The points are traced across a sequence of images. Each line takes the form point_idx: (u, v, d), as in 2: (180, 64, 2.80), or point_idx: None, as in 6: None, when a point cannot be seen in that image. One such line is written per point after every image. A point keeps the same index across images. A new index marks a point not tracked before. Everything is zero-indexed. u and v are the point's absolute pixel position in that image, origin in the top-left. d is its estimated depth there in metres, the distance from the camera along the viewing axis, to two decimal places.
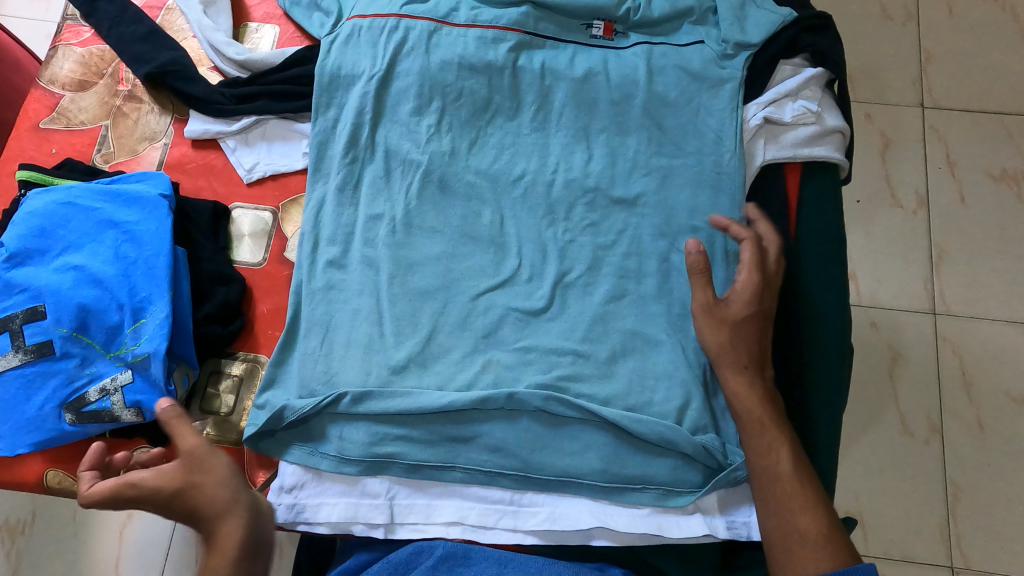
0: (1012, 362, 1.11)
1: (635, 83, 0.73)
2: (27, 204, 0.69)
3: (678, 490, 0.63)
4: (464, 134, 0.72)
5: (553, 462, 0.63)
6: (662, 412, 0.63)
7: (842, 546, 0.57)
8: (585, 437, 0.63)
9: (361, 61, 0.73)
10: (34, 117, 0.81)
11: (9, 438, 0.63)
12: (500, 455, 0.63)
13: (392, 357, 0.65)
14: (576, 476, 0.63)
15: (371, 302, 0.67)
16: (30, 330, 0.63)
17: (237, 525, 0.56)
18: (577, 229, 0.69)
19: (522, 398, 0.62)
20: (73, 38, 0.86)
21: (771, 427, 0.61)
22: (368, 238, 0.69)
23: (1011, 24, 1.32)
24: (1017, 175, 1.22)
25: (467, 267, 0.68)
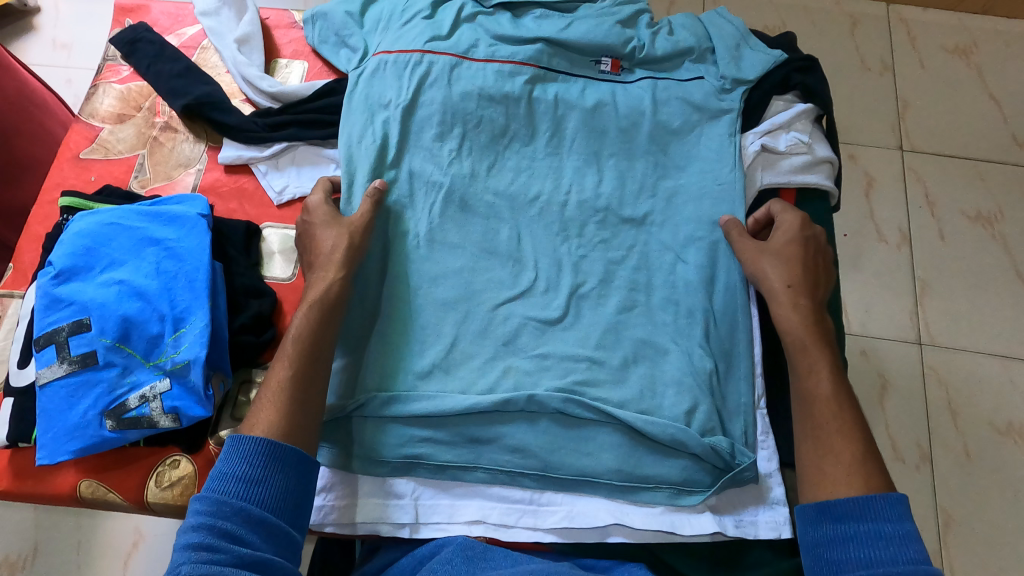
0: (995, 393, 1.16)
1: (641, 113, 0.79)
2: (72, 226, 0.74)
3: (690, 490, 0.66)
4: (483, 158, 0.77)
5: (572, 462, 0.66)
6: (672, 416, 0.67)
7: (875, 475, 0.58)
8: (600, 437, 0.67)
9: (387, 92, 0.79)
10: (75, 148, 0.87)
11: (51, 446, 0.65)
12: (519, 456, 0.66)
13: (416, 365, 0.69)
14: (592, 477, 0.66)
15: (399, 306, 0.71)
16: (76, 341, 0.67)
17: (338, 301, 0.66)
18: (588, 246, 0.74)
19: (542, 400, 0.66)
20: (113, 76, 0.92)
21: (813, 351, 0.65)
22: (395, 253, 0.73)
23: (976, 79, 1.42)
24: (990, 216, 1.29)
25: (487, 279, 0.72)
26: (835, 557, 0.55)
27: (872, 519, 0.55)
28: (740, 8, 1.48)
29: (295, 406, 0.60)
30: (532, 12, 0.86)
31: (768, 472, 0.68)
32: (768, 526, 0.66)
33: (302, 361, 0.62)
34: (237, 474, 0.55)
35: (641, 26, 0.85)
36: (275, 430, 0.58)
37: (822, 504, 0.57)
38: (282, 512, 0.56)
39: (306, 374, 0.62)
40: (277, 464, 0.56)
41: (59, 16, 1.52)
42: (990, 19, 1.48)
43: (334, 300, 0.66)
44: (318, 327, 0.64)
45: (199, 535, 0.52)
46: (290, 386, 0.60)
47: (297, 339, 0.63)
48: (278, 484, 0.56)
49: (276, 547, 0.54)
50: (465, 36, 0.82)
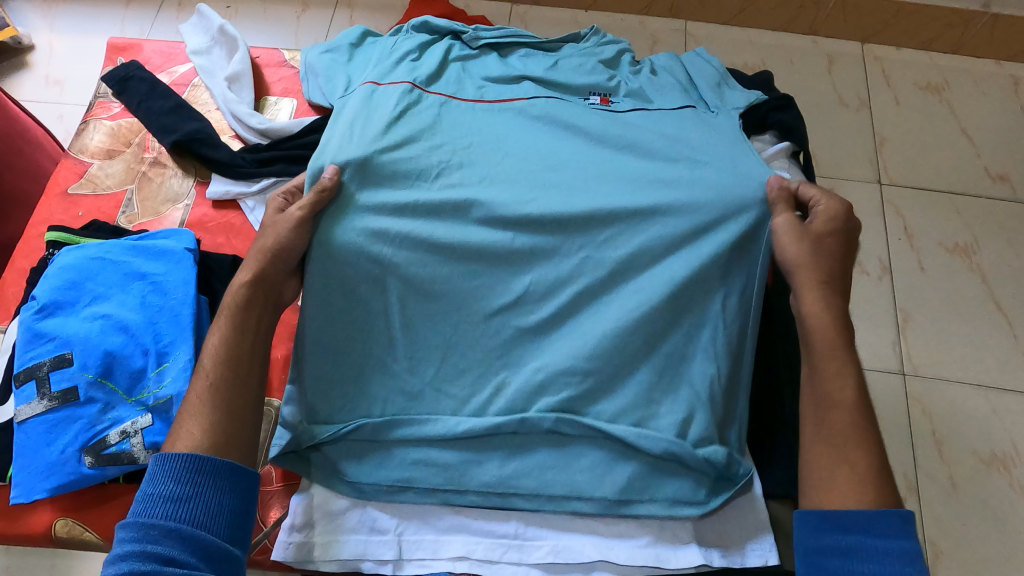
0: (978, 422, 1.17)
1: (619, 128, 0.77)
2: (57, 261, 0.75)
3: (684, 502, 0.64)
4: (473, 172, 0.74)
5: (565, 480, 0.65)
6: (664, 427, 0.64)
7: (874, 488, 0.56)
8: (592, 455, 0.65)
9: (377, 114, 0.76)
10: (64, 183, 0.88)
11: (29, 484, 0.65)
12: (511, 473, 0.65)
13: (406, 384, 0.68)
14: (584, 495, 0.64)
15: (383, 321, 0.69)
16: (57, 376, 0.67)
17: (264, 317, 0.66)
18: (592, 246, 0.70)
19: (534, 422, 0.64)
20: (103, 112, 0.94)
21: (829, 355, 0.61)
22: (378, 268, 0.69)
23: (949, 115, 1.47)
24: (968, 247, 1.32)
25: (476, 288, 0.69)
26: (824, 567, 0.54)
27: (879, 533, 0.53)
28: (720, 48, 1.53)
29: (218, 415, 0.59)
30: (517, 51, 0.90)
31: (752, 498, 0.68)
32: (755, 554, 0.65)
33: (220, 369, 0.61)
34: (165, 494, 0.54)
35: (624, 65, 0.88)
36: (200, 443, 0.57)
37: (826, 513, 0.55)
38: (218, 527, 0.54)
39: (231, 383, 0.61)
40: (207, 478, 0.55)
41: (53, 54, 1.54)
42: (961, 58, 1.53)
43: (246, 313, 0.65)
44: (233, 335, 0.63)
45: (128, 563, 0.51)
46: (212, 399, 0.60)
47: (212, 355, 0.62)
48: (210, 498, 0.54)
49: (214, 565, 0.53)
50: (453, 75, 0.83)
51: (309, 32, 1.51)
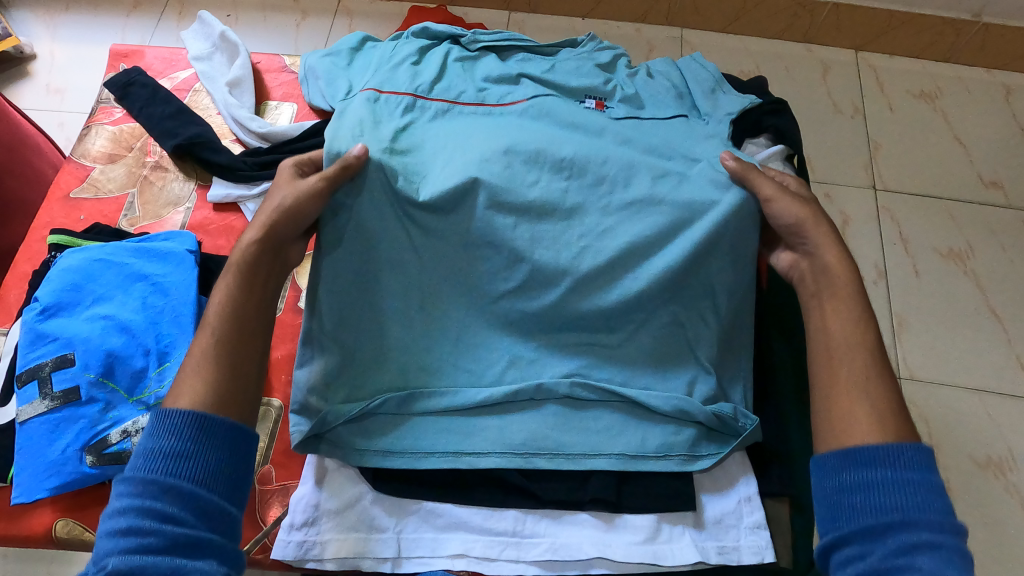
0: (972, 426, 1.17)
1: (616, 133, 0.77)
2: (59, 263, 0.76)
3: (699, 455, 0.67)
4: (493, 158, 0.71)
5: (583, 441, 0.67)
6: (670, 389, 0.68)
7: None
8: (605, 417, 0.68)
9: (385, 122, 0.74)
10: (66, 187, 0.88)
11: (30, 484, 0.65)
12: (532, 436, 0.67)
13: (424, 360, 0.69)
14: (601, 452, 0.66)
15: (401, 301, 0.70)
16: (58, 376, 0.68)
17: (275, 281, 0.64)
18: (593, 234, 0.70)
19: (549, 388, 0.68)
20: (105, 117, 0.95)
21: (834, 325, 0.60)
22: (394, 254, 0.70)
23: (942, 122, 1.48)
24: (962, 253, 1.33)
25: (485, 270, 0.70)
26: (839, 505, 0.51)
27: (894, 465, 0.50)
28: (716, 55, 1.54)
29: (222, 374, 0.56)
30: (516, 54, 0.92)
31: (747, 497, 0.68)
32: (751, 551, 0.65)
33: (226, 326, 0.58)
34: (163, 449, 0.51)
35: (619, 69, 0.89)
36: (202, 400, 0.54)
37: (846, 451, 0.52)
38: (219, 486, 0.52)
39: (236, 342, 0.58)
40: (208, 435, 0.52)
41: (54, 63, 1.56)
42: (954, 66, 1.55)
43: (256, 271, 0.62)
44: (239, 293, 0.60)
45: (126, 517, 0.49)
46: (219, 357, 0.57)
47: (218, 311, 0.59)
48: (210, 456, 0.52)
49: (213, 524, 0.50)
50: (454, 79, 0.84)
51: (308, 40, 1.53)
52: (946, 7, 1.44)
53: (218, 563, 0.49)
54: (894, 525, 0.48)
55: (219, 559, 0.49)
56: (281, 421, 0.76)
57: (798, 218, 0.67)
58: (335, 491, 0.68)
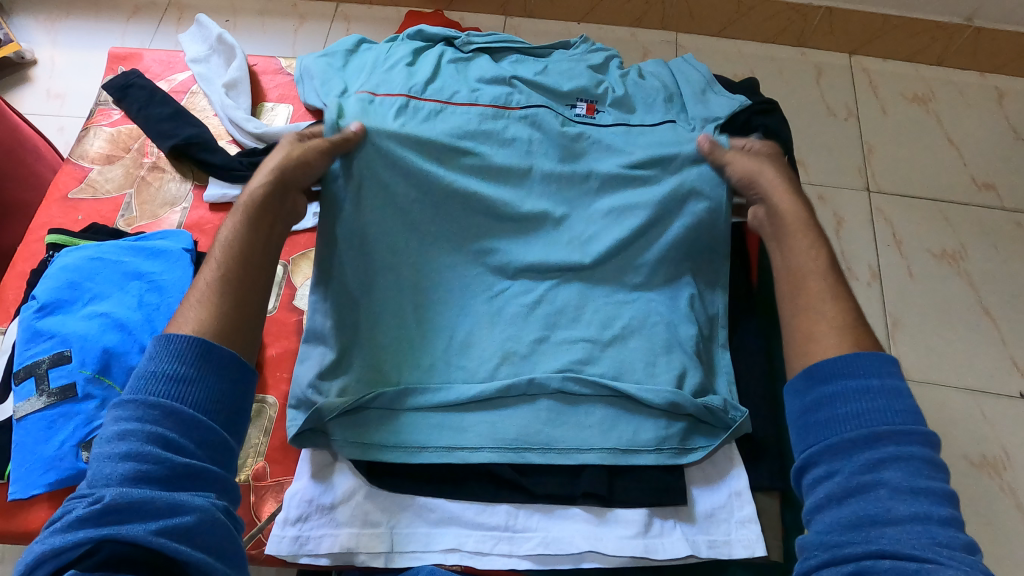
0: (967, 425, 1.17)
1: (603, 141, 0.80)
2: (57, 262, 0.77)
3: (692, 448, 0.67)
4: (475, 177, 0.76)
5: (573, 435, 0.67)
6: (661, 381, 0.68)
7: None
8: (596, 411, 0.69)
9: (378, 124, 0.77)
10: (64, 188, 0.89)
11: (27, 480, 0.66)
12: (523, 430, 0.67)
13: (418, 359, 0.70)
14: (592, 447, 0.67)
15: (399, 301, 0.72)
16: (56, 373, 0.68)
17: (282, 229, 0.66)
18: (582, 243, 0.75)
19: (541, 382, 0.68)
20: (104, 119, 0.97)
21: (807, 295, 0.60)
22: (393, 256, 0.73)
23: (935, 125, 1.49)
24: (955, 254, 1.33)
25: (477, 279, 0.74)
26: (810, 429, 0.52)
27: (856, 375, 0.52)
28: (710, 59, 1.55)
29: (225, 310, 0.57)
30: (509, 56, 0.93)
31: (737, 490, 0.68)
32: (741, 545, 0.66)
33: (229, 264, 0.60)
34: (167, 374, 0.51)
35: (612, 70, 0.90)
36: (204, 333, 0.55)
37: (807, 371, 0.55)
38: (216, 416, 0.52)
39: (241, 279, 0.59)
40: (211, 363, 0.53)
41: (54, 68, 1.57)
42: (946, 69, 1.56)
43: (263, 215, 0.64)
44: (244, 234, 0.62)
45: (125, 444, 0.48)
46: (221, 290, 0.58)
47: (223, 250, 0.60)
48: (210, 386, 0.52)
49: (210, 455, 0.50)
50: (448, 79, 0.85)
51: (306, 45, 1.54)
52: (938, 12, 1.46)
53: (214, 495, 0.49)
54: (858, 441, 0.49)
55: (215, 492, 0.49)
56: (276, 418, 0.77)
57: (788, 212, 0.68)
58: (329, 486, 0.68)
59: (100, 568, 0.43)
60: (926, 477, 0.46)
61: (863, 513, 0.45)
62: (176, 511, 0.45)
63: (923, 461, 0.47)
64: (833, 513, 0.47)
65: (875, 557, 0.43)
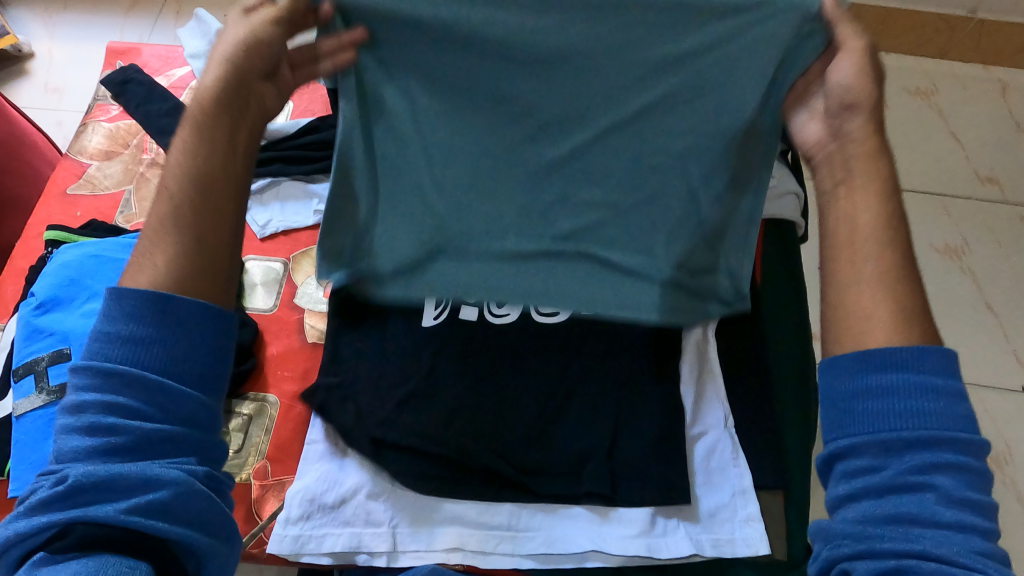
0: None
1: None
2: (56, 258, 0.76)
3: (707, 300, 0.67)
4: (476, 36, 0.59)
5: (611, 295, 0.65)
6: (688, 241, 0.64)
7: None
8: (631, 272, 0.66)
9: None
10: (63, 183, 0.89)
11: (26, 478, 0.66)
12: (558, 280, 0.65)
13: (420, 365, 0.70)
14: (626, 303, 0.66)
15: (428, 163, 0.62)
16: (55, 371, 0.69)
17: (253, 129, 0.54)
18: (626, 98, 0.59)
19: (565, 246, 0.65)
20: (102, 115, 0.96)
21: (861, 262, 0.49)
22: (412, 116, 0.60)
23: (937, 118, 1.48)
24: (958, 249, 1.33)
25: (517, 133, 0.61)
26: (848, 414, 0.46)
27: (924, 370, 0.44)
28: None
29: (189, 250, 0.49)
30: None
31: (741, 489, 0.68)
32: (744, 543, 0.66)
33: (189, 195, 0.50)
34: (122, 335, 0.45)
35: None
36: (169, 278, 0.47)
37: (868, 351, 0.46)
38: (184, 375, 0.46)
39: (200, 213, 0.50)
40: (172, 317, 0.46)
41: (52, 62, 1.56)
42: (949, 63, 1.55)
43: (211, 122, 0.52)
44: (200, 153, 0.51)
45: (87, 415, 0.44)
46: (181, 225, 0.49)
47: (177, 180, 0.50)
48: (173, 343, 0.46)
49: (181, 419, 0.46)
50: None
51: None
52: (940, 5, 1.45)
53: (192, 460, 0.46)
54: (915, 441, 0.43)
55: (195, 457, 0.46)
56: (277, 417, 0.77)
57: None
58: (331, 485, 0.68)
59: (75, 550, 0.41)
60: (978, 492, 0.42)
61: (906, 513, 0.41)
62: (148, 488, 0.42)
63: (977, 474, 0.42)
64: (870, 505, 0.43)
65: (920, 558, 0.39)
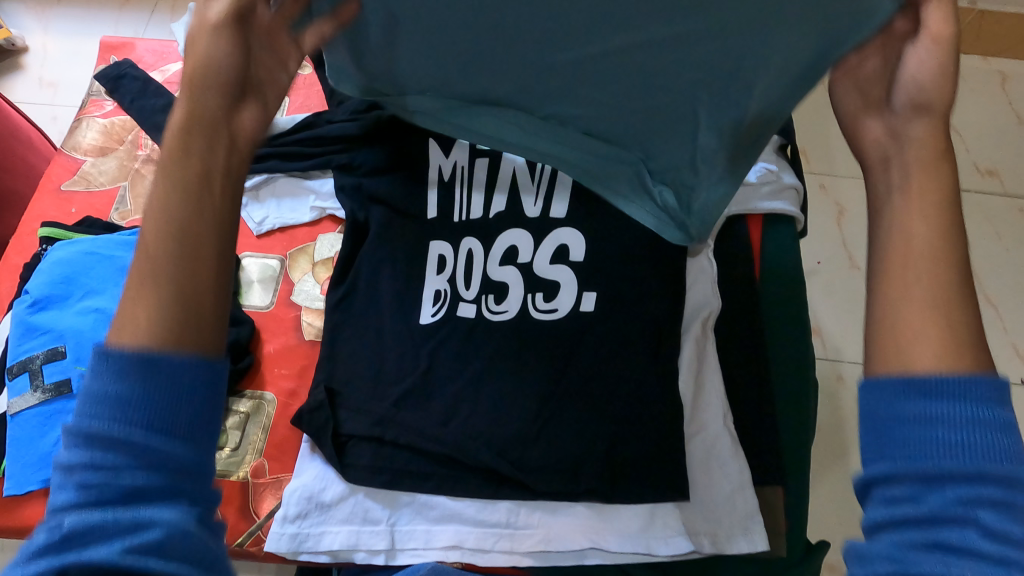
0: None
1: None
2: (50, 256, 0.76)
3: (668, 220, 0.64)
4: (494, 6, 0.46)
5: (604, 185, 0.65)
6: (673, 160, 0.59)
7: None
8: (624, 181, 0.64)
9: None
10: (57, 180, 0.89)
11: (23, 475, 0.67)
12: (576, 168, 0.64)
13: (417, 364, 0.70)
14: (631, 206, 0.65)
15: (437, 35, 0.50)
16: (50, 369, 0.69)
17: (233, 160, 0.47)
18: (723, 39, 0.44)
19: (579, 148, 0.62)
20: (96, 111, 0.95)
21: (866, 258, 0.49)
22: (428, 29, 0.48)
23: None
24: None
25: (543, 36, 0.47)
26: (888, 437, 0.41)
27: (969, 398, 0.40)
28: None
29: (169, 303, 0.43)
30: None
31: (741, 485, 0.68)
32: (743, 538, 0.66)
33: (166, 241, 0.44)
34: (105, 392, 0.41)
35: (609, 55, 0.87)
36: (151, 336, 0.42)
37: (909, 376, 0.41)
38: (170, 425, 0.41)
39: (181, 260, 0.44)
40: (155, 373, 0.41)
41: (46, 57, 1.55)
42: None
43: (187, 151, 0.45)
44: (177, 194, 0.45)
45: (72, 475, 0.40)
46: (162, 279, 0.43)
47: (153, 231, 0.44)
48: (156, 398, 0.41)
49: (172, 470, 0.41)
50: None
51: None
52: None
53: (189, 505, 0.41)
54: (958, 473, 0.38)
55: (192, 504, 0.41)
56: (274, 415, 0.77)
57: None
58: (329, 483, 0.69)
59: None
60: None
61: (951, 546, 0.37)
62: (139, 532, 0.38)
63: None
64: (906, 537, 0.38)
65: None
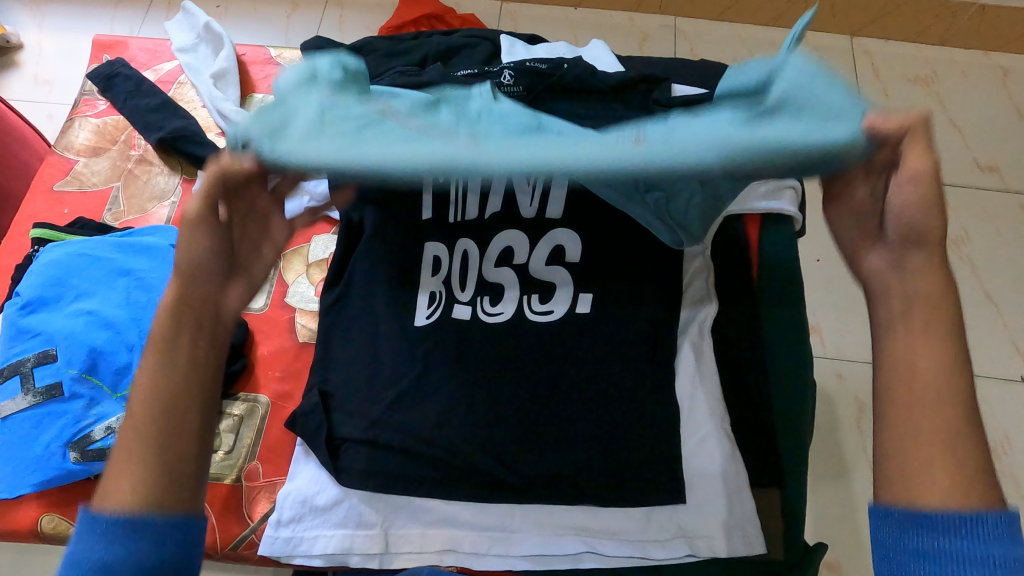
0: None
1: None
2: (42, 258, 0.75)
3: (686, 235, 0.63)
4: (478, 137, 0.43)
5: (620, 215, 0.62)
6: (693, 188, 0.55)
7: None
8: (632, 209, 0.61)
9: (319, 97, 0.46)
10: (50, 180, 0.88)
11: (15, 479, 0.67)
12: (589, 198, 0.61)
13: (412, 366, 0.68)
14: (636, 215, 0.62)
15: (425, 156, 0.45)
16: (41, 372, 0.68)
17: (217, 330, 0.53)
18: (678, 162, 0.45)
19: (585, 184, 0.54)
20: (89, 110, 0.94)
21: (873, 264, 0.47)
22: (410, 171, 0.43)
23: (937, 106, 1.47)
24: (957, 239, 1.32)
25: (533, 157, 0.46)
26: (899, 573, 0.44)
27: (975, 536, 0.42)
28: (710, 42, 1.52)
29: (158, 469, 0.48)
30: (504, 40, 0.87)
31: (738, 487, 0.67)
32: (742, 543, 0.65)
33: (154, 413, 0.49)
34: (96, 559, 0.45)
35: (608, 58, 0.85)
36: (139, 499, 0.46)
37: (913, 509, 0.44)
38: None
39: (164, 433, 0.49)
40: (145, 534, 0.46)
41: (41, 53, 1.54)
42: (949, 50, 1.53)
43: (174, 342, 0.51)
44: (165, 369, 0.50)
45: None
46: (151, 448, 0.48)
47: (142, 401, 0.49)
48: (147, 558, 0.45)
49: None
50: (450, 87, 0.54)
51: (298, 31, 1.52)
52: None
53: None
54: None
55: None
56: (268, 417, 0.76)
57: None
58: (322, 486, 0.69)
59: None
60: None
61: None
62: None
63: None
64: None
65: None
